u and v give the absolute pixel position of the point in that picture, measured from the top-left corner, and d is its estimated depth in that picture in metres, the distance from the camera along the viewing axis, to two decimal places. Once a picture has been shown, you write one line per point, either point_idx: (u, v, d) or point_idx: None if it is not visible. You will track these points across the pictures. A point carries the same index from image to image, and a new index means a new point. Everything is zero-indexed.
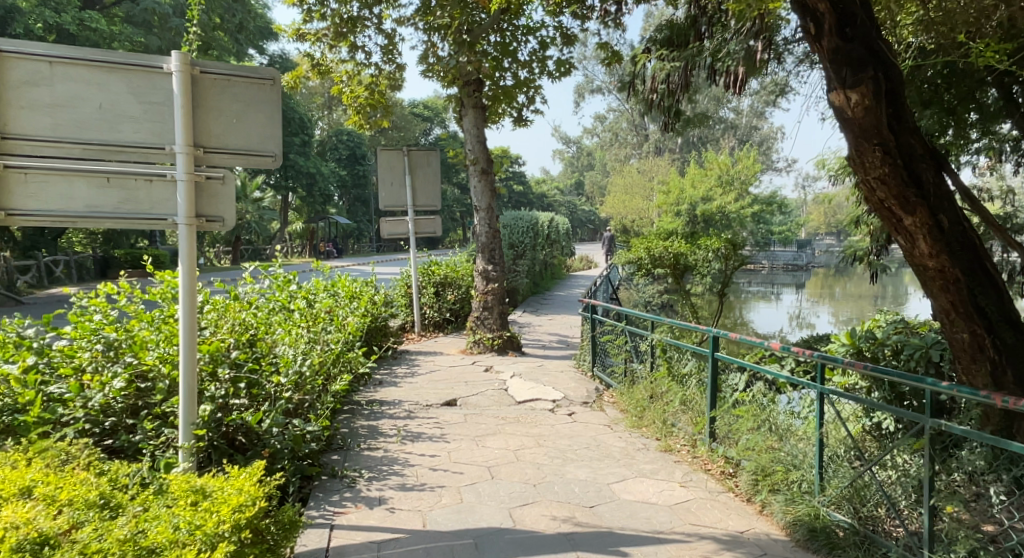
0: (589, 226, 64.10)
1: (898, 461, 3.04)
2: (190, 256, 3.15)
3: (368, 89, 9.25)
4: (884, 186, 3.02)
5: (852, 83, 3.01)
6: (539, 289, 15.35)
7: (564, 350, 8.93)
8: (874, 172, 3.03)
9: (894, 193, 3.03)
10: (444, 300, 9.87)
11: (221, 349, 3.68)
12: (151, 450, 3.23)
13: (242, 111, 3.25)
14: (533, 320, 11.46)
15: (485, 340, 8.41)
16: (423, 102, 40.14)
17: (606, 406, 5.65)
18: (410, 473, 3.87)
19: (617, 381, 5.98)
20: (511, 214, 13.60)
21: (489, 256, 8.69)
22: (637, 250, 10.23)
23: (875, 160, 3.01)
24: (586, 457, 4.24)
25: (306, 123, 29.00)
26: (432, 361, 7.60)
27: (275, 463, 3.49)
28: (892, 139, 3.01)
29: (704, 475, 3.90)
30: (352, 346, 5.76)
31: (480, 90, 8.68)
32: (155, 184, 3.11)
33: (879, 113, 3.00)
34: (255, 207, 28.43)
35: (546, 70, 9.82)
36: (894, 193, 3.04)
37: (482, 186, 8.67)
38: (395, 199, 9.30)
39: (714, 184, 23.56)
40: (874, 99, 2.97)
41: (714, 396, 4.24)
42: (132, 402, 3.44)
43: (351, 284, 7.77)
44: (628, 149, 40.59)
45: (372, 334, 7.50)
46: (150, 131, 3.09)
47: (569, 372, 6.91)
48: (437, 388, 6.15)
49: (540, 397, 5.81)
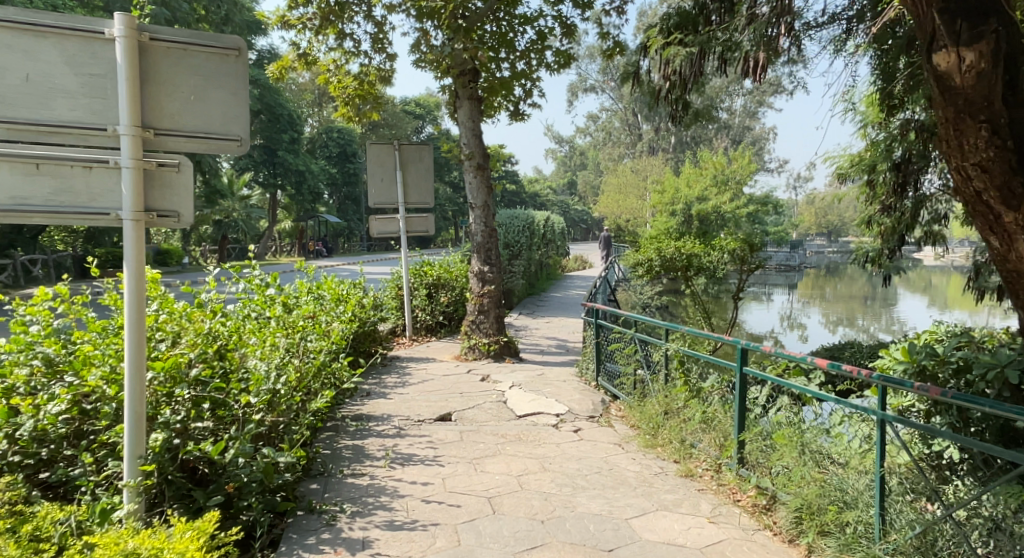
0: (582, 226, 63.64)
1: (984, 508, 2.58)
2: (139, 259, 2.66)
3: (357, 80, 8.73)
4: (985, 174, 2.93)
5: (968, 40, 2.72)
6: (534, 290, 14.87)
7: (563, 356, 8.47)
8: (976, 156, 2.92)
9: (997, 181, 2.93)
10: (436, 302, 9.39)
11: (180, 366, 3.19)
12: (88, 489, 2.74)
13: (201, 87, 2.75)
14: (530, 323, 10.99)
15: (481, 346, 7.92)
16: (415, 99, 39.54)
17: (614, 421, 5.18)
18: (399, 507, 3.38)
19: (625, 393, 5.52)
20: (506, 213, 13.12)
21: (485, 256, 8.21)
22: (648, 251, 9.84)
23: (979, 142, 2.88)
24: (598, 485, 3.77)
25: (296, 120, 28.39)
26: (424, 369, 7.11)
27: (240, 500, 3.01)
28: (1002, 116, 2.84)
29: (734, 509, 3.46)
30: (337, 356, 5.25)
31: (474, 81, 8.18)
32: (94, 172, 2.60)
33: (993, 79, 2.77)
34: (242, 205, 27.82)
35: (544, 62, 9.34)
36: (996, 182, 2.94)
37: (477, 182, 8.19)
38: (385, 196, 8.80)
39: (709, 183, 23.16)
40: (989, 61, 2.74)
41: (742, 417, 3.79)
42: (74, 427, 2.95)
43: (337, 286, 7.27)
44: (621, 148, 40.13)
45: (359, 340, 7.00)
46: (88, 109, 2.59)
47: (571, 381, 6.45)
48: (429, 400, 5.65)
49: (542, 411, 5.34)
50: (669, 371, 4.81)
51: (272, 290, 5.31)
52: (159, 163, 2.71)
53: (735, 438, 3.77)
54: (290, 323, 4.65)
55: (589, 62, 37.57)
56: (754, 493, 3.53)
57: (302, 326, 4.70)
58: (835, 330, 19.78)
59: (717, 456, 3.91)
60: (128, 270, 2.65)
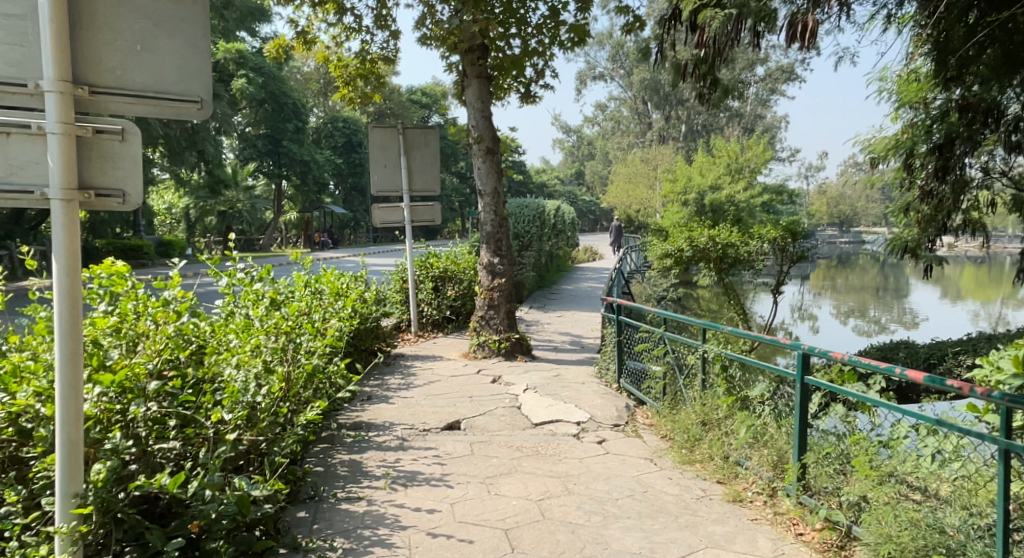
0: (591, 217, 62.86)
1: None
2: (69, 249, 2.11)
3: (357, 59, 8.13)
4: None
5: None
6: (545, 282, 14.29)
7: (578, 354, 7.94)
8: None
9: None
10: (443, 296, 8.86)
11: (137, 377, 2.66)
12: (14, 535, 2.22)
13: (148, 35, 2.21)
14: (541, 317, 10.46)
15: (491, 343, 7.40)
16: (421, 88, 38.86)
17: (641, 430, 4.65)
18: (401, 543, 2.85)
19: (653, 399, 4.98)
20: (516, 201, 12.59)
21: (496, 247, 7.65)
22: (677, 241, 9.34)
23: None
24: (633, 513, 3.22)
25: (300, 109, 27.78)
26: (429, 369, 6.58)
27: (207, 541, 2.49)
28: None
29: (800, 548, 2.91)
30: (333, 357, 4.70)
31: (484, 57, 7.62)
32: (13, 139, 2.06)
33: None
34: (247, 195, 27.29)
35: (557, 39, 8.78)
36: None
37: (486, 167, 7.60)
38: (389, 183, 8.25)
39: (723, 172, 22.37)
40: None
41: (803, 435, 3.28)
42: (9, 452, 2.42)
43: (337, 279, 6.75)
44: (630, 137, 39.33)
45: (360, 338, 6.48)
46: (5, 59, 2.06)
47: (589, 383, 5.91)
48: (435, 405, 5.13)
49: (561, 418, 4.80)
50: (707, 377, 4.25)
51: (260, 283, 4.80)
52: (98, 129, 2.16)
53: (795, 461, 3.25)
54: (279, 317, 4.12)
55: (598, 49, 36.83)
56: (823, 526, 3.01)
57: (293, 322, 4.18)
58: (849, 321, 19.27)
59: (770, 477, 3.38)
60: (58, 265, 2.11)
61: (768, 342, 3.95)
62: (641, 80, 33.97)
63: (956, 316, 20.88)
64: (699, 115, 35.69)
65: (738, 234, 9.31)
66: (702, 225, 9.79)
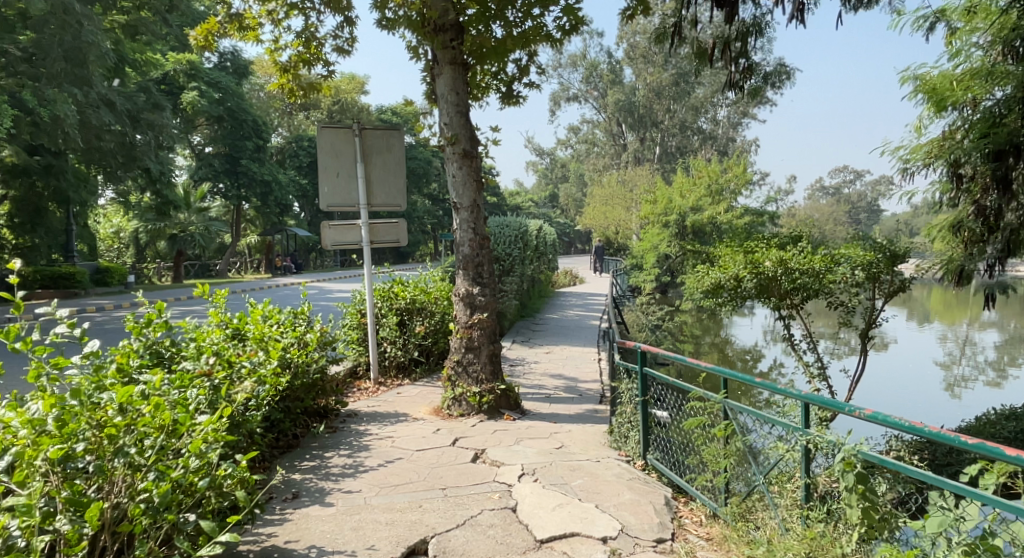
0: (566, 240, 61.40)
1: None
2: None
3: (298, 40, 6.53)
4: None
5: None
6: (527, 311, 12.70)
7: (578, 405, 6.43)
8: None
9: None
10: (410, 333, 7.25)
11: None
12: None
13: None
14: (527, 354, 8.90)
15: (470, 397, 5.81)
16: (391, 107, 37.22)
17: (699, 552, 3.08)
18: None
19: (718, 501, 3.42)
20: (495, 221, 11.15)
21: (474, 274, 6.07)
22: (733, 267, 8.21)
23: None
24: None
25: (261, 126, 25.89)
26: (389, 438, 4.92)
27: None
28: None
29: None
30: (221, 427, 3.20)
31: (460, 39, 6.08)
32: None
33: None
34: (201, 218, 25.15)
35: (544, 26, 7.36)
36: None
37: (463, 174, 6.05)
38: (342, 195, 6.65)
39: (703, 193, 20.47)
40: None
41: None
42: None
43: (266, 320, 5.16)
44: (605, 159, 38.10)
45: (293, 400, 4.84)
46: None
47: (606, 460, 4.37)
48: (391, 508, 3.52)
49: (577, 533, 3.24)
50: (818, 483, 2.77)
51: (118, 347, 3.45)
52: None
53: None
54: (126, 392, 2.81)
55: (571, 70, 35.80)
56: None
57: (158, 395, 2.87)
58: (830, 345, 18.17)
59: None
60: None
61: (938, 438, 2.49)
62: (616, 101, 32.81)
63: (926, 336, 20.00)
64: (673, 136, 34.63)
65: (820, 258, 7.97)
66: (756, 246, 8.59)
